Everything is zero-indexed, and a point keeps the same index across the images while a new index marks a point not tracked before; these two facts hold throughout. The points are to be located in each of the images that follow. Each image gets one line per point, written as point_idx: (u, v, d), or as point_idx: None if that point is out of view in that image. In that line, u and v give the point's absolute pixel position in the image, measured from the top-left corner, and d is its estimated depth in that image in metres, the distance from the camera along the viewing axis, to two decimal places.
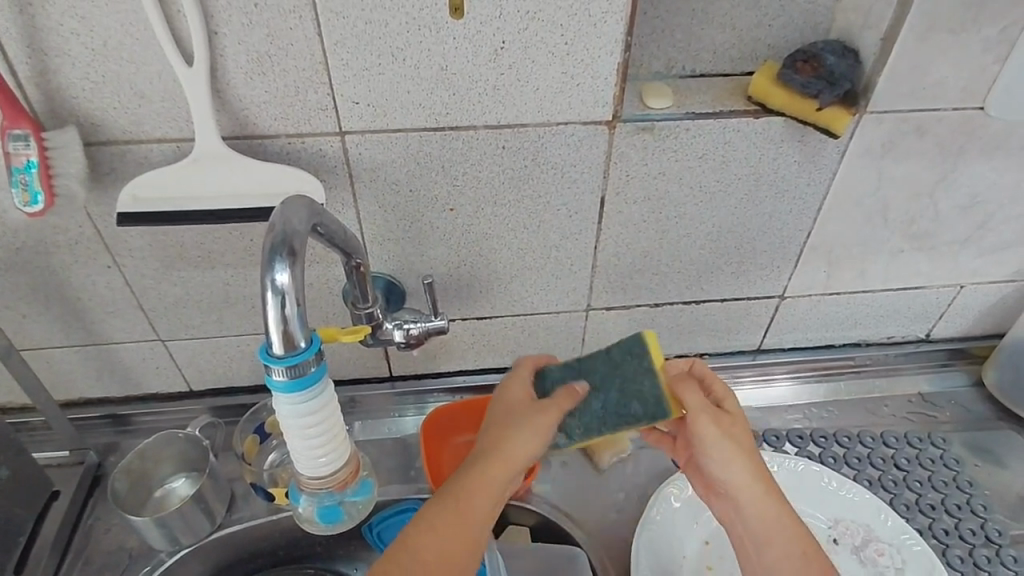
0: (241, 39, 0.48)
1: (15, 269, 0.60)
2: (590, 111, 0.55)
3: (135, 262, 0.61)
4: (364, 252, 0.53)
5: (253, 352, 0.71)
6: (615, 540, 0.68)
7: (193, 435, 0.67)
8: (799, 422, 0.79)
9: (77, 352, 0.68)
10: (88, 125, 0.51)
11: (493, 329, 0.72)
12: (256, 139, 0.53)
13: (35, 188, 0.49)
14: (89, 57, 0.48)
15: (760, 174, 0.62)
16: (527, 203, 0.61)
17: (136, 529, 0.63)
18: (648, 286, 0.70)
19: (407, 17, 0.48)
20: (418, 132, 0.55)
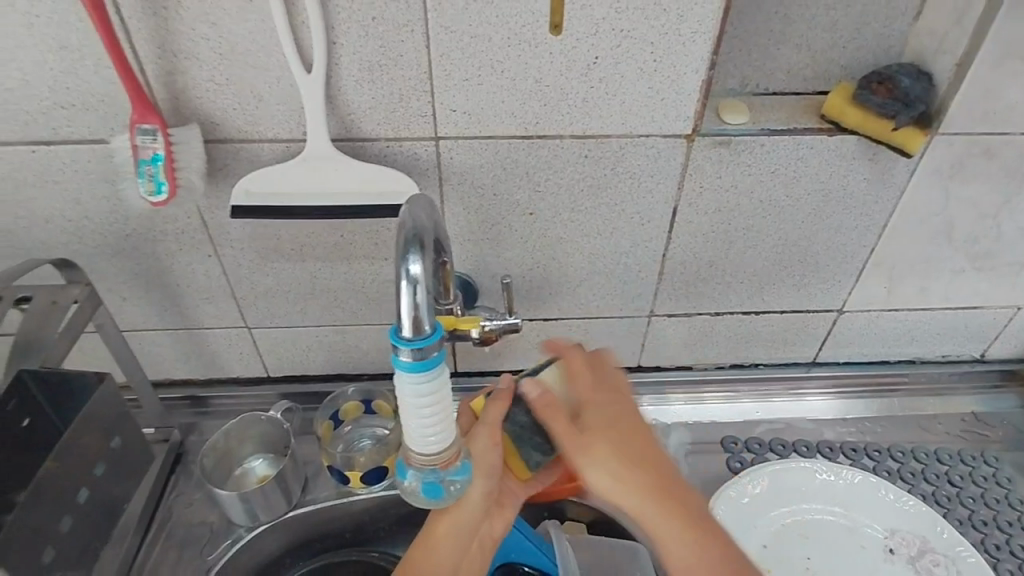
0: (355, 49, 0.52)
1: (123, 254, 0.65)
2: (672, 125, 0.58)
3: (234, 252, 0.65)
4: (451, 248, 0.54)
5: (331, 342, 0.75)
6: None
7: (276, 417, 0.71)
8: (852, 435, 0.80)
9: (169, 335, 0.73)
10: (208, 123, 0.55)
11: (558, 331, 0.75)
12: (358, 141, 0.57)
13: (160, 179, 0.53)
14: (215, 61, 0.52)
15: (829, 190, 0.64)
16: (603, 210, 0.64)
17: (222, 502, 0.67)
18: (710, 295, 0.73)
19: (509, 32, 0.51)
20: (508, 139, 0.58)
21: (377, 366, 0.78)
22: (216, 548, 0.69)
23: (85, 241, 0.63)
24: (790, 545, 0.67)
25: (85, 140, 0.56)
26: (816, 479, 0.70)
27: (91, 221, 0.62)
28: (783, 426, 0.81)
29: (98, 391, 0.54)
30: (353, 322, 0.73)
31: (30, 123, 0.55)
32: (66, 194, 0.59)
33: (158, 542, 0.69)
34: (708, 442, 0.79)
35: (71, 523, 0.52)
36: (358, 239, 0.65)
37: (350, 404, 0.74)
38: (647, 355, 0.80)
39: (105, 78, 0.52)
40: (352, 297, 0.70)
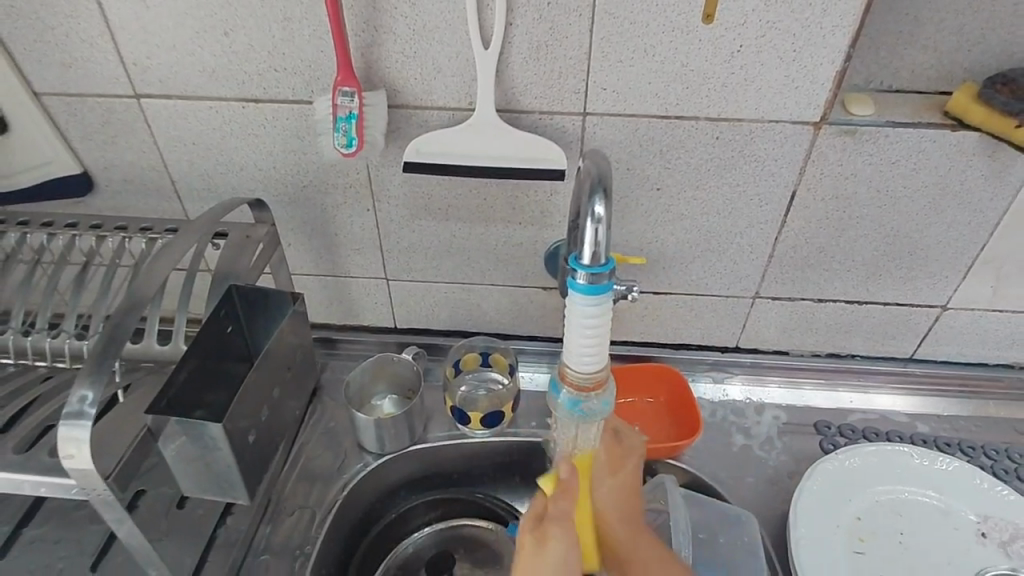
0: (528, 30, 0.60)
1: (296, 203, 0.75)
2: (802, 112, 0.63)
3: (390, 207, 0.74)
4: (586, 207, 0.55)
5: (457, 299, 0.83)
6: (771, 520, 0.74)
7: (409, 359, 0.79)
8: (946, 431, 0.82)
9: (319, 280, 0.82)
10: (393, 90, 0.64)
11: (665, 305, 0.81)
12: (516, 112, 0.65)
13: (352, 135, 0.62)
14: (408, 35, 0.61)
15: (947, 183, 0.68)
16: (725, 189, 0.69)
17: (359, 428, 0.75)
18: (816, 281, 0.77)
19: (665, 20, 0.58)
20: (649, 118, 0.65)
21: (494, 326, 0.86)
22: (349, 470, 0.78)
23: (267, 189, 0.73)
24: (882, 520, 0.70)
25: (288, 99, 0.66)
26: (911, 462, 0.73)
27: (277, 172, 0.72)
28: (876, 416, 0.83)
29: (292, 309, 0.65)
30: (480, 282, 0.81)
31: (247, 83, 0.65)
32: (262, 146, 0.70)
33: (300, 461, 0.79)
34: (801, 424, 0.83)
35: (268, 416, 0.62)
36: (498, 203, 0.72)
37: (469, 356, 0.81)
38: (746, 337, 0.84)
39: (315, 45, 0.62)
40: (483, 258, 0.78)
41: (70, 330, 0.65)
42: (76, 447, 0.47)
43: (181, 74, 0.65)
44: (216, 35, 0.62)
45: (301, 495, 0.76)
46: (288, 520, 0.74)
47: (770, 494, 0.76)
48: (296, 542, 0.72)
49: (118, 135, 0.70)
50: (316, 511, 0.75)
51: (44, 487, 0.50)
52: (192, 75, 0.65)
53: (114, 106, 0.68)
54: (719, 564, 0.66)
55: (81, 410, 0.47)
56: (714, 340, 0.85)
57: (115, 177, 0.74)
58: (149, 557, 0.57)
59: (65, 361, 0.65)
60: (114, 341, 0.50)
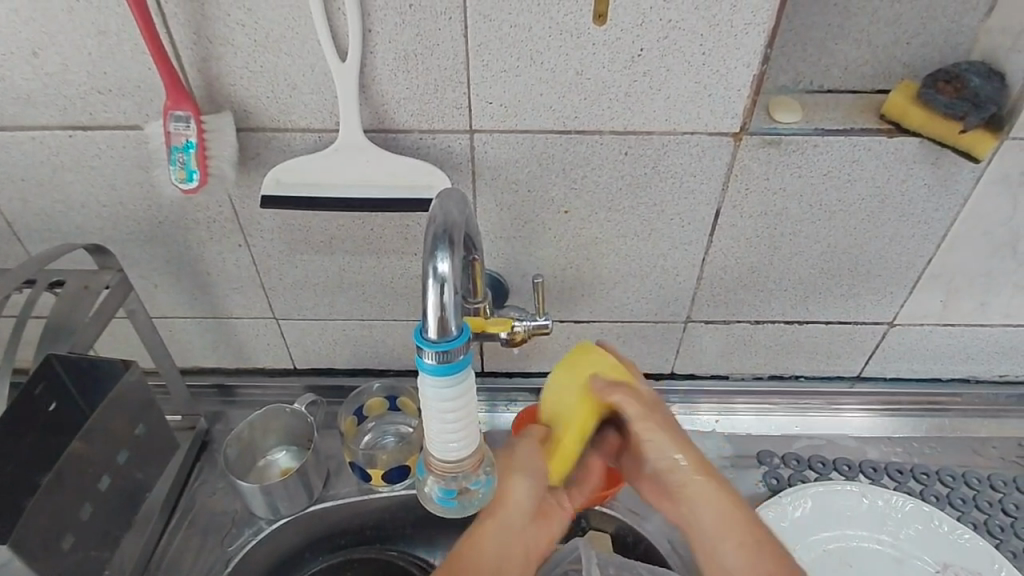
0: (391, 37, 0.50)
1: (155, 241, 0.65)
2: (719, 122, 0.55)
3: (264, 242, 0.64)
4: (480, 244, 0.48)
5: (358, 336, 0.74)
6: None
7: (300, 410, 0.70)
8: (899, 456, 0.76)
9: (199, 322, 0.73)
10: (242, 112, 0.54)
11: (590, 334, 0.73)
12: (391, 132, 0.55)
13: (192, 167, 0.53)
14: (250, 47, 0.51)
15: (886, 194, 0.60)
16: (641, 210, 0.61)
17: (243, 493, 0.66)
18: (751, 303, 0.70)
19: (551, 21, 0.49)
20: (546, 134, 0.56)
21: (404, 362, 0.77)
22: (237, 539, 0.69)
23: (120, 227, 0.63)
24: (831, 573, 0.63)
25: (121, 125, 0.56)
26: (862, 504, 0.66)
27: (126, 208, 0.62)
28: (823, 442, 0.76)
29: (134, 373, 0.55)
30: (381, 317, 0.72)
31: (68, 108, 0.55)
32: (101, 179, 0.59)
33: (181, 531, 0.69)
34: (744, 455, 0.75)
35: None
36: (386, 233, 0.63)
37: (375, 401, 0.73)
38: (682, 363, 0.77)
39: (142, 63, 0.52)
40: (380, 293, 0.69)
41: None
42: None
43: None
44: (20, 54, 0.52)
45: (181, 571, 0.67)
46: None
47: None
48: None
49: None
50: None
51: None
52: (2, 102, 0.55)
53: None
54: None
55: None
56: (647, 368, 0.77)
57: None
58: None
59: None
60: None
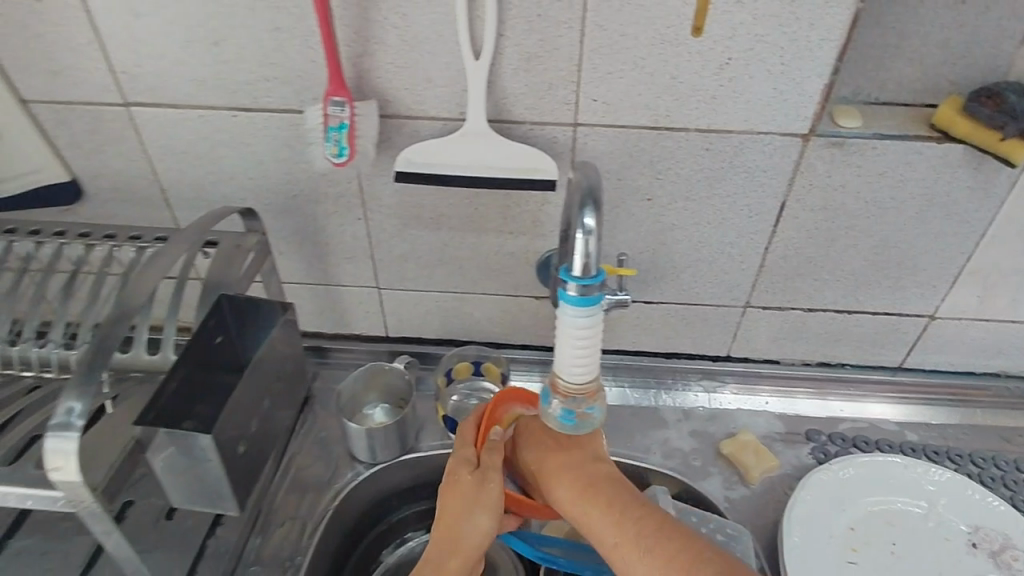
0: (518, 41, 0.60)
1: (287, 212, 0.74)
2: (791, 124, 0.64)
3: (381, 217, 0.74)
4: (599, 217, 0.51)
5: (448, 308, 0.83)
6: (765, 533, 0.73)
7: (399, 369, 0.79)
8: (935, 440, 0.83)
9: (310, 289, 0.82)
10: (384, 101, 0.64)
11: (656, 314, 0.81)
12: (507, 123, 0.65)
13: (343, 144, 0.62)
14: (399, 46, 0.61)
15: (934, 195, 0.68)
16: (715, 200, 0.70)
17: (350, 438, 0.75)
18: (806, 291, 0.78)
19: (655, 32, 0.59)
20: (639, 129, 0.65)
21: (485, 334, 0.86)
22: (339, 479, 0.78)
23: (259, 199, 0.73)
24: (875, 532, 0.70)
25: (279, 109, 0.65)
26: (903, 473, 0.73)
27: (268, 181, 0.71)
28: (866, 425, 0.84)
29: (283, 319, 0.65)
30: (472, 291, 0.81)
31: (237, 93, 0.65)
32: (252, 155, 0.69)
33: (291, 471, 0.78)
34: (793, 433, 0.83)
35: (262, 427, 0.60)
36: (490, 212, 0.73)
37: (462, 365, 0.81)
38: (737, 346, 0.85)
39: (307, 56, 0.62)
40: (475, 267, 0.78)
41: (58, 339, 0.64)
42: (63, 459, 0.45)
43: (170, 84, 0.65)
44: (206, 44, 0.62)
45: (292, 505, 0.75)
46: (278, 530, 0.73)
47: (764, 503, 0.76)
48: (288, 554, 0.71)
49: (106, 144, 0.69)
50: (307, 522, 0.74)
51: (29, 499, 0.49)
52: (182, 85, 0.65)
53: (103, 113, 0.67)
54: None
55: (68, 423, 0.45)
56: (705, 349, 0.85)
57: (104, 186, 0.73)
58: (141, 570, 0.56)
59: (55, 370, 0.64)
60: (102, 351, 0.48)
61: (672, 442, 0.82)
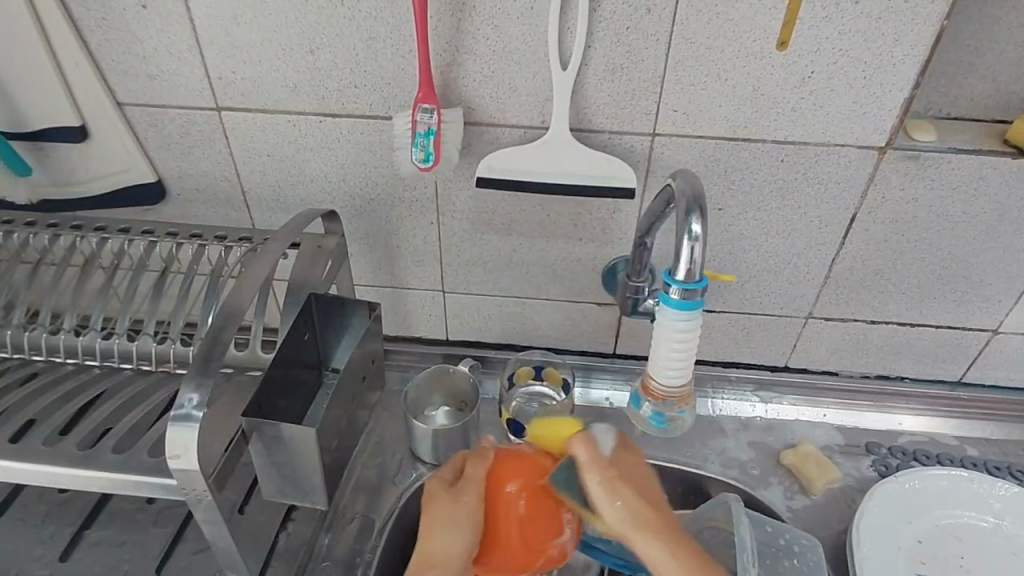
0: (605, 52, 0.62)
1: (362, 215, 0.76)
2: (868, 137, 0.65)
3: (453, 221, 0.76)
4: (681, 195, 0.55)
5: (511, 312, 0.84)
6: (831, 545, 0.73)
7: (464, 372, 0.80)
8: (997, 456, 0.82)
9: (376, 291, 0.84)
10: (469, 108, 0.66)
11: (718, 323, 0.82)
12: (587, 132, 0.67)
13: (430, 150, 0.64)
14: (489, 56, 0.63)
15: (1005, 210, 0.69)
16: (786, 211, 0.71)
17: (417, 438, 0.76)
18: (870, 303, 0.78)
19: (740, 45, 0.60)
20: (716, 140, 0.66)
21: (546, 339, 0.87)
22: (403, 480, 0.79)
23: (336, 202, 0.75)
24: (942, 545, 0.70)
25: (365, 114, 0.68)
26: (970, 487, 0.73)
27: (347, 185, 0.73)
28: (926, 439, 0.84)
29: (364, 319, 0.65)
30: (536, 296, 0.82)
31: (326, 98, 0.67)
32: (334, 158, 0.71)
33: (355, 470, 0.80)
34: (853, 444, 0.83)
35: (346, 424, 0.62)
36: (561, 218, 0.74)
37: (523, 369, 0.82)
38: (796, 357, 0.85)
39: (398, 64, 0.64)
40: (541, 273, 0.79)
41: (151, 333, 0.66)
42: (183, 447, 0.47)
43: (262, 89, 0.67)
44: (302, 52, 0.64)
45: (359, 503, 0.77)
46: (345, 527, 0.74)
47: (827, 515, 0.76)
48: (356, 551, 0.72)
49: (195, 146, 0.72)
50: (372, 519, 0.76)
51: (139, 483, 0.51)
52: (275, 90, 0.67)
53: (196, 117, 0.70)
54: None
55: (188, 413, 0.47)
56: (763, 359, 0.86)
57: (189, 187, 0.75)
58: (231, 560, 0.57)
59: (151, 362, 0.66)
60: (217, 346, 0.49)
61: (733, 451, 0.82)
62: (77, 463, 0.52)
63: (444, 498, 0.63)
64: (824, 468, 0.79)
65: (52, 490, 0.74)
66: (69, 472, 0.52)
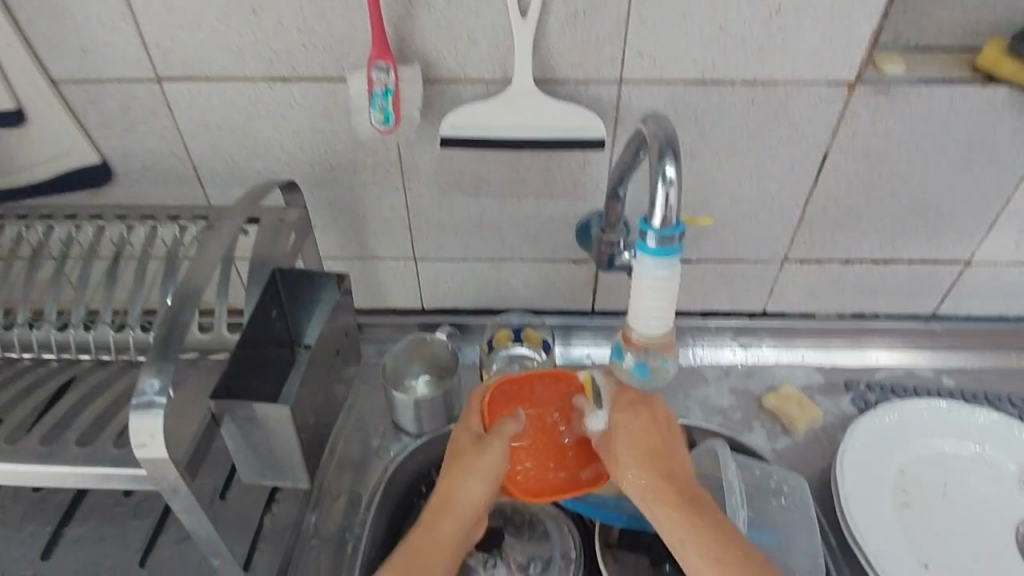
0: None
1: (324, 185, 0.73)
2: (838, 72, 0.63)
3: (420, 185, 0.73)
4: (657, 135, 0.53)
5: (485, 276, 0.82)
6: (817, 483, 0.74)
7: (443, 340, 0.79)
8: (971, 384, 0.84)
9: (345, 263, 0.81)
10: (427, 64, 0.63)
11: (696, 273, 0.81)
12: (552, 83, 0.64)
13: (388, 111, 0.60)
14: (444, 6, 0.59)
15: (976, 140, 0.69)
16: (758, 154, 0.69)
17: (398, 410, 0.75)
18: (844, 242, 0.78)
19: None
20: (685, 84, 0.64)
21: (523, 301, 0.85)
22: (388, 452, 0.78)
23: (296, 173, 0.72)
24: (925, 475, 0.72)
25: (317, 77, 0.64)
26: (950, 417, 0.74)
27: (306, 154, 0.70)
28: (902, 373, 0.85)
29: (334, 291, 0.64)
30: (510, 258, 0.80)
31: (275, 62, 0.63)
32: (289, 126, 0.68)
33: (338, 447, 0.78)
34: (832, 383, 0.84)
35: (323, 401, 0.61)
36: (530, 175, 0.72)
37: (502, 333, 0.80)
38: (774, 301, 0.85)
39: (348, 20, 0.60)
40: (513, 234, 0.77)
41: (110, 321, 0.63)
42: (149, 435, 0.45)
43: (206, 56, 0.63)
44: (244, 14, 0.60)
45: (344, 479, 0.75)
46: (332, 504, 0.73)
47: (811, 454, 0.77)
48: (345, 526, 0.71)
49: (140, 123, 0.68)
50: (359, 494, 0.74)
51: (109, 476, 0.49)
52: (219, 56, 0.63)
53: (138, 91, 0.66)
54: (773, 526, 0.64)
55: (149, 400, 0.45)
56: (741, 306, 0.86)
57: (138, 166, 0.71)
58: (214, 547, 0.55)
59: (111, 352, 0.64)
60: (175, 328, 0.47)
61: (715, 399, 0.82)
62: (41, 458, 0.49)
63: (473, 448, 0.59)
64: (804, 407, 0.79)
65: (25, 489, 0.71)
66: (33, 469, 0.49)
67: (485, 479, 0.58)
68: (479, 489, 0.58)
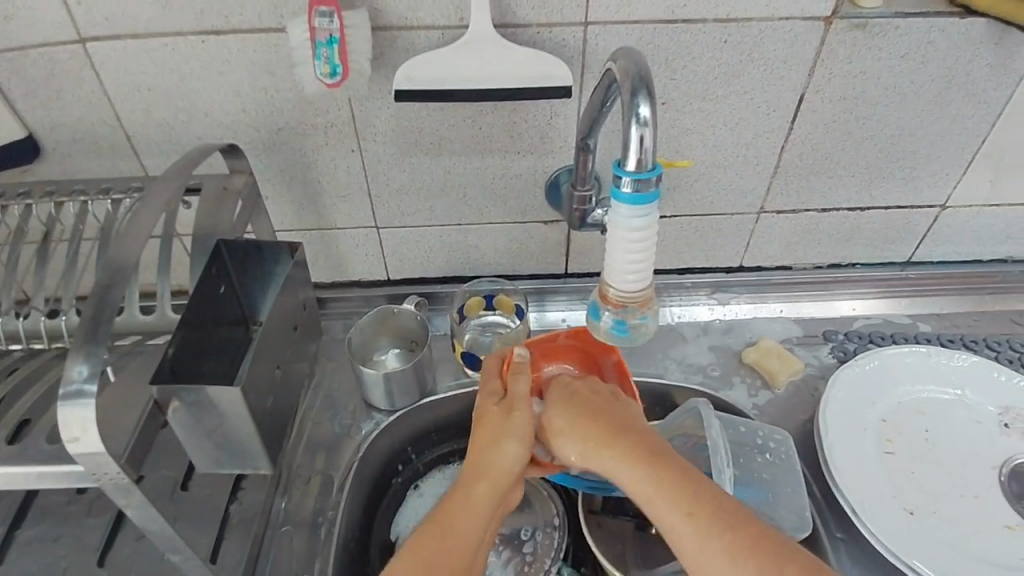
0: None
1: (273, 149, 0.68)
2: (813, 7, 0.60)
3: (377, 146, 0.68)
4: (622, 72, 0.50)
5: (453, 242, 0.78)
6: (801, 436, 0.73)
7: (411, 309, 0.75)
8: (948, 329, 0.83)
9: (302, 235, 0.76)
10: (376, 9, 0.58)
11: (671, 228, 0.78)
12: (512, 27, 0.60)
13: (335, 61, 0.56)
14: None
15: (954, 75, 0.66)
16: (732, 99, 0.66)
17: (367, 386, 0.71)
18: (821, 190, 0.76)
19: None
20: (654, 24, 0.60)
21: (493, 267, 0.81)
22: (359, 431, 0.74)
23: (240, 138, 0.66)
24: (907, 421, 0.71)
25: (254, 29, 0.58)
26: (930, 362, 0.74)
27: (250, 116, 0.65)
28: (880, 321, 0.84)
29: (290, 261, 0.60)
30: (477, 221, 0.76)
31: (206, 12, 0.57)
32: (228, 85, 0.62)
33: (306, 429, 0.74)
34: (811, 335, 0.82)
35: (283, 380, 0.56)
36: (494, 130, 0.67)
37: (473, 301, 0.77)
38: (751, 255, 0.83)
39: None
40: (480, 195, 0.73)
41: (41, 308, 0.58)
42: (81, 428, 0.40)
43: (128, 9, 0.57)
44: None
45: (314, 461, 0.72)
46: (302, 488, 0.69)
47: (794, 407, 0.76)
48: (318, 511, 0.68)
49: (61, 88, 0.62)
50: (331, 476, 0.71)
51: (44, 475, 0.44)
52: (142, 7, 0.57)
53: (54, 51, 0.59)
54: (758, 481, 0.63)
55: (80, 389, 0.41)
56: (718, 261, 0.83)
57: (64, 137, 0.65)
58: (172, 543, 0.51)
59: (43, 341, 0.59)
60: (105, 309, 0.43)
61: (695, 357, 0.80)
62: None
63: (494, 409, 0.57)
64: (784, 359, 0.78)
65: None
66: None
67: (517, 439, 0.55)
68: (512, 448, 0.54)
